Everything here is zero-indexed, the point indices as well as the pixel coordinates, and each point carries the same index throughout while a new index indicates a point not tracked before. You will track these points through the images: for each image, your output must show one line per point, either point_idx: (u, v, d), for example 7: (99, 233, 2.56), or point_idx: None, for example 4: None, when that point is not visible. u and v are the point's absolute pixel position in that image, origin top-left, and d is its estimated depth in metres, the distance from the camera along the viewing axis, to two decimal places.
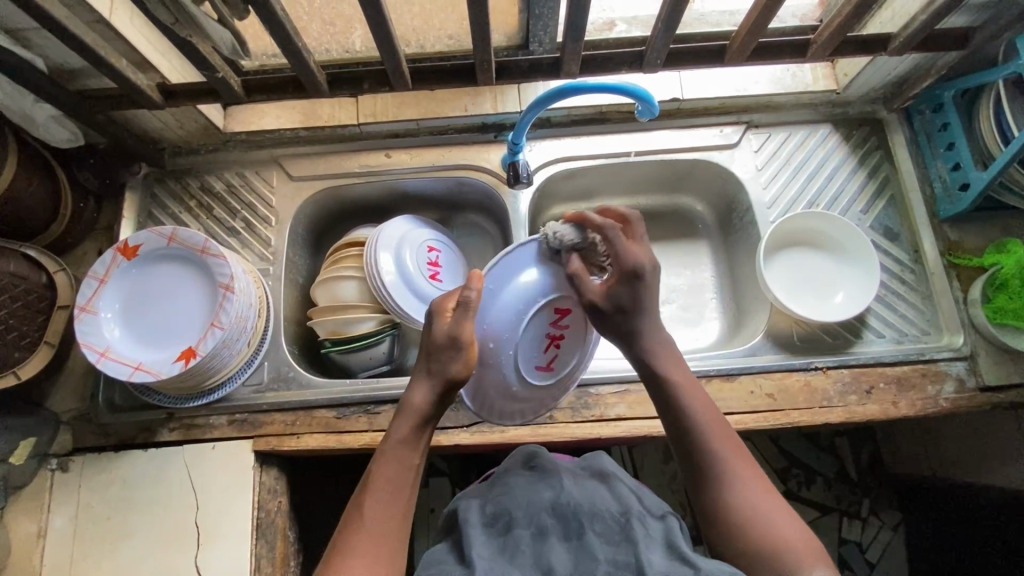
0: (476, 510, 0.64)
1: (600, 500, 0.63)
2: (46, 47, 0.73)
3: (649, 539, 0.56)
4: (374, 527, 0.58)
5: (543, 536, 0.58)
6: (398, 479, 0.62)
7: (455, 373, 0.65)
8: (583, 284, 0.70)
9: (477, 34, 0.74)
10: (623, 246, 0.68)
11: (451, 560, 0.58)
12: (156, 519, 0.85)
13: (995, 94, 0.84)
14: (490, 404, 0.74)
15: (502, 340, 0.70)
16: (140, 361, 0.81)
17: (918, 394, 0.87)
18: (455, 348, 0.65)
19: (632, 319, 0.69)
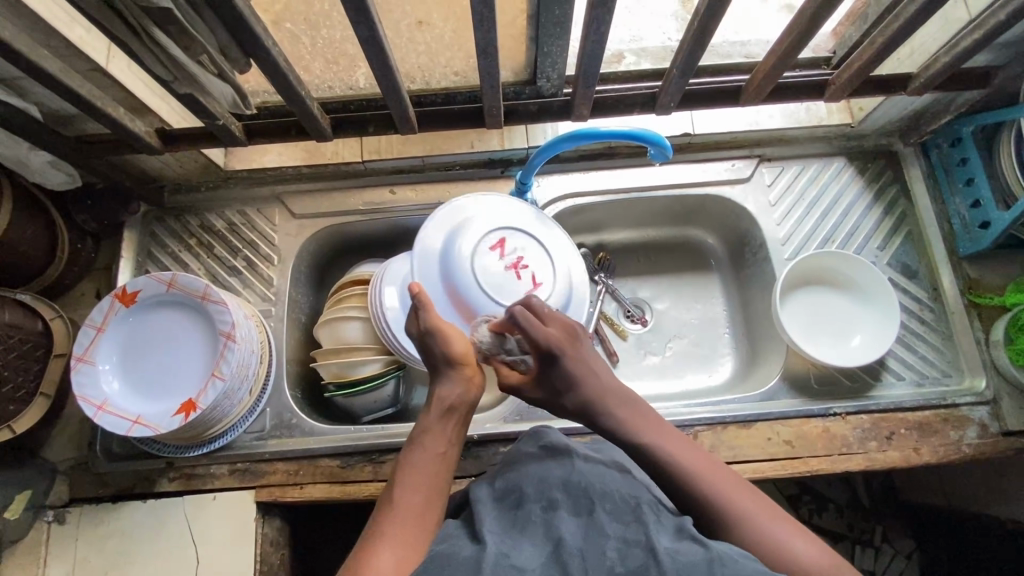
0: (486, 488, 0.60)
1: (611, 479, 0.58)
2: (41, 95, 0.71)
3: (661, 522, 0.53)
4: (404, 514, 0.56)
5: (554, 510, 0.54)
6: (430, 467, 0.61)
7: (447, 348, 0.68)
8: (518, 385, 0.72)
9: (486, 77, 0.72)
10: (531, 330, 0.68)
11: (460, 534, 0.54)
12: (154, 573, 0.82)
13: (1016, 130, 0.81)
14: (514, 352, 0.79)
15: (468, 294, 0.79)
16: (139, 414, 0.79)
17: (941, 440, 0.85)
18: (443, 332, 0.68)
19: (577, 394, 0.67)
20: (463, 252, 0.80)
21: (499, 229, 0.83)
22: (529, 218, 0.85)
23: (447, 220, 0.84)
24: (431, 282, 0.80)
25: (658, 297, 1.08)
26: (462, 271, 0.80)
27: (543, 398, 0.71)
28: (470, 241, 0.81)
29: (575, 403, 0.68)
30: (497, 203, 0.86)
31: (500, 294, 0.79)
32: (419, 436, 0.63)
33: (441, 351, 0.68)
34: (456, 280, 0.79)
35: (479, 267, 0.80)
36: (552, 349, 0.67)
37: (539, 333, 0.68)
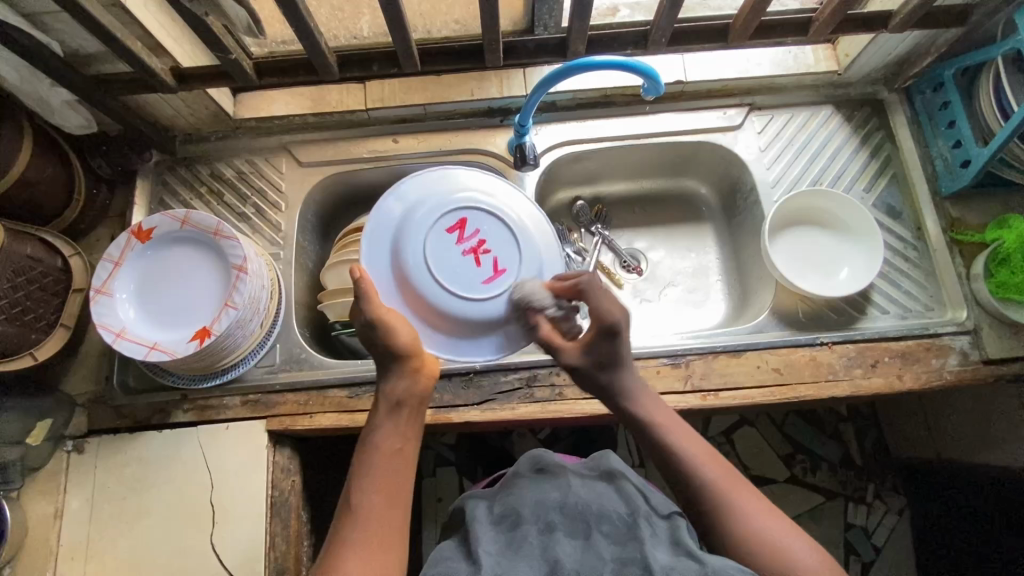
0: (484, 511, 0.66)
1: (608, 502, 0.64)
2: (63, 31, 0.75)
3: (656, 539, 0.58)
4: (366, 516, 0.59)
5: (551, 532, 0.59)
6: (392, 465, 0.63)
7: (390, 343, 0.67)
8: (559, 347, 0.74)
9: (487, 13, 0.75)
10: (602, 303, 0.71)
11: (458, 556, 0.59)
12: (170, 498, 0.86)
13: (994, 71, 0.85)
14: (438, 331, 0.74)
15: (419, 281, 0.72)
16: (155, 341, 0.83)
17: (923, 368, 0.88)
18: (381, 323, 0.67)
19: (614, 373, 0.72)
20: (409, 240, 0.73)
21: (460, 208, 0.76)
22: (488, 183, 0.79)
23: (402, 198, 0.76)
24: (377, 271, 0.74)
25: (654, 247, 1.11)
26: (412, 259, 0.73)
27: (579, 368, 0.73)
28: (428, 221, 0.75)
29: (609, 381, 0.72)
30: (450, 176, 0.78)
31: (451, 279, 0.73)
32: (375, 434, 0.65)
33: (384, 343, 0.67)
34: (407, 268, 0.73)
35: (429, 244, 0.74)
36: (612, 324, 0.69)
37: (606, 305, 0.70)
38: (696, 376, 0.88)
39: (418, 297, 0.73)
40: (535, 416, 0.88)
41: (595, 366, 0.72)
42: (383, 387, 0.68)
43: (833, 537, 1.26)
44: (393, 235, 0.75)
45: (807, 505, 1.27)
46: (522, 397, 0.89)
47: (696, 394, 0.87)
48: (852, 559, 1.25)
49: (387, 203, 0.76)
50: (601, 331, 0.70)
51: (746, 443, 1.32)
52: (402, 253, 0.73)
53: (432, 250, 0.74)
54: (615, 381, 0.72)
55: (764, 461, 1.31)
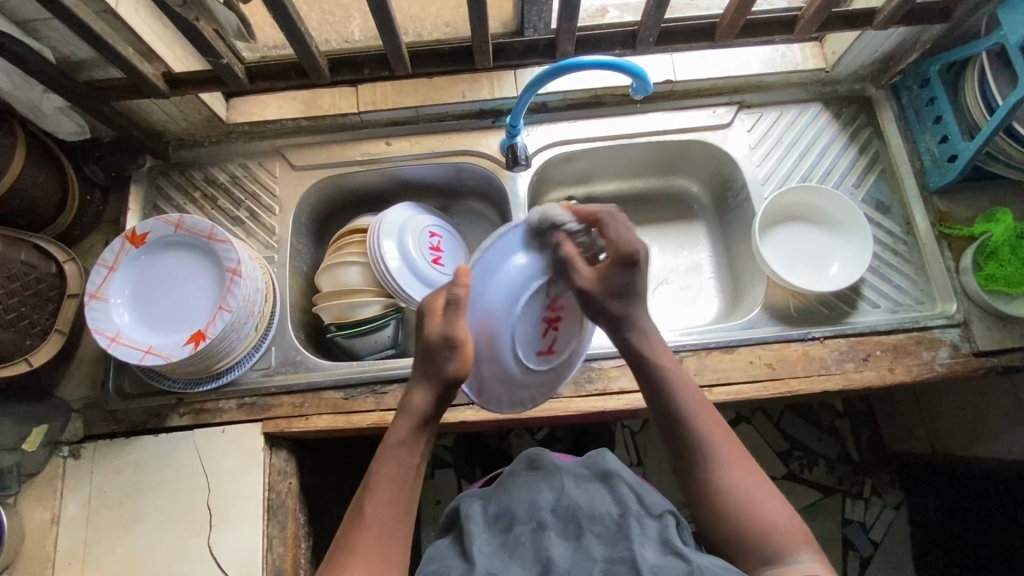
0: (478, 509, 0.66)
1: (600, 502, 0.64)
2: (55, 38, 0.76)
3: (645, 536, 0.58)
4: (374, 526, 0.60)
5: (542, 531, 0.60)
6: (399, 479, 0.63)
7: (453, 372, 0.64)
8: (576, 268, 0.70)
9: (476, 16, 0.76)
10: (623, 233, 0.71)
11: (452, 555, 0.60)
12: (167, 502, 0.86)
13: (979, 68, 0.86)
14: (490, 392, 0.73)
15: (503, 336, 0.70)
16: (150, 345, 0.83)
17: (914, 360, 0.89)
18: (451, 348, 0.65)
19: (628, 303, 0.72)
20: (517, 288, 0.69)
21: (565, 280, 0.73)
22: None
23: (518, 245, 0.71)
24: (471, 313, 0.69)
25: (646, 246, 1.12)
26: (505, 314, 0.69)
27: (590, 292, 0.70)
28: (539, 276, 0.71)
29: (625, 310, 0.72)
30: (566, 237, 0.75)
31: (527, 349, 0.73)
32: (393, 447, 0.65)
33: (442, 367, 0.65)
34: (507, 304, 0.69)
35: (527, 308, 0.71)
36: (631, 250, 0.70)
37: (585, 264, 0.70)
38: (689, 372, 0.89)
39: (493, 360, 0.71)
40: (529, 415, 0.88)
41: (609, 293, 0.71)
42: (415, 402, 0.66)
43: (830, 533, 1.26)
44: (505, 281, 0.69)
45: (804, 502, 1.28)
46: None
47: None
48: (849, 555, 1.25)
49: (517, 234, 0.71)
50: (618, 258, 0.70)
51: (743, 440, 1.32)
52: (499, 295, 0.69)
53: (530, 307, 0.71)
54: (630, 311, 0.73)
55: (761, 458, 1.31)
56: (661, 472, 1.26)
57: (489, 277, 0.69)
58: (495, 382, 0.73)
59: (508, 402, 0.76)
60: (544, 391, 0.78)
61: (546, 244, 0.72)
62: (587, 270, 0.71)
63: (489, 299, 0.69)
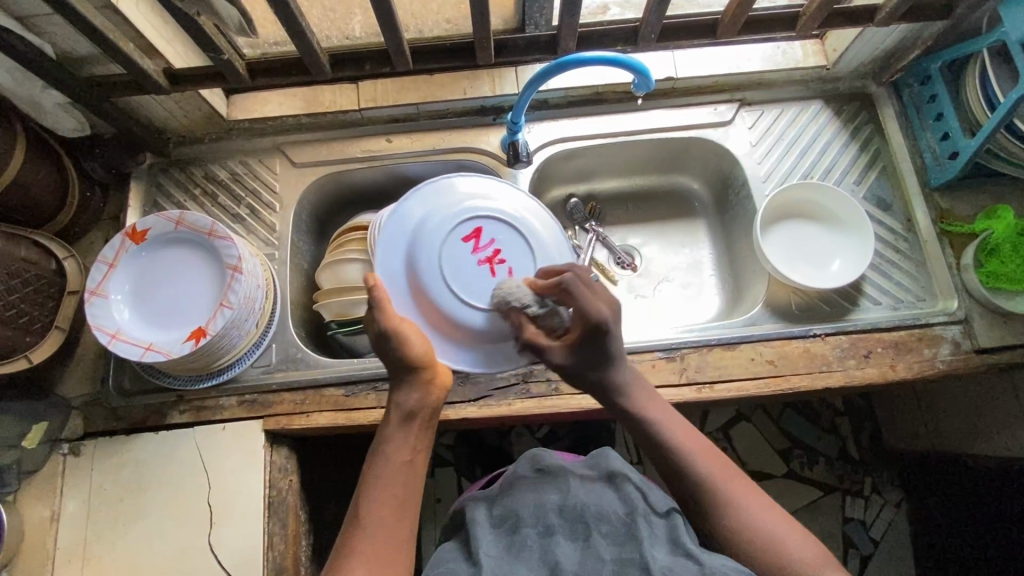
0: (482, 513, 0.66)
1: (607, 501, 0.64)
2: (55, 33, 0.76)
3: (654, 536, 0.59)
4: (371, 526, 0.60)
5: (550, 535, 0.60)
6: (397, 479, 0.64)
7: (407, 357, 0.68)
8: (545, 354, 0.72)
9: (477, 12, 0.76)
10: (586, 301, 0.70)
11: (458, 558, 0.60)
12: (167, 499, 0.86)
13: (980, 65, 0.86)
14: (453, 346, 0.80)
15: (431, 286, 0.78)
16: (151, 342, 0.83)
17: (915, 357, 0.89)
18: (396, 336, 0.68)
19: (608, 369, 0.72)
20: (421, 237, 0.80)
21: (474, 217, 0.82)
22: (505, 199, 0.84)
23: (418, 203, 0.82)
24: (390, 274, 0.80)
25: (647, 243, 1.12)
26: (423, 263, 0.79)
27: (566, 369, 0.72)
28: (439, 230, 0.80)
29: (602, 377, 0.72)
30: (465, 189, 0.84)
31: (468, 290, 0.79)
32: (384, 445, 0.66)
33: (398, 356, 0.68)
34: (419, 263, 0.79)
35: (445, 252, 0.79)
36: (595, 324, 0.69)
37: (591, 302, 0.70)
38: (691, 369, 0.89)
39: (435, 309, 0.79)
40: (531, 411, 0.88)
41: (585, 366, 0.72)
42: (395, 398, 0.69)
43: (831, 531, 1.26)
44: (406, 236, 0.80)
45: (805, 500, 1.28)
46: (518, 392, 0.89)
47: (690, 386, 0.88)
48: (850, 553, 1.25)
49: (406, 206, 0.82)
50: (582, 329, 0.70)
51: (743, 438, 1.32)
52: (410, 250, 0.80)
53: (448, 250, 0.80)
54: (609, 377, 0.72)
55: (761, 456, 1.31)
56: (662, 471, 1.26)
57: (393, 238, 0.80)
58: (450, 333, 0.79)
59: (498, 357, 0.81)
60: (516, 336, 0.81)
61: (511, 323, 0.76)
62: (560, 350, 0.72)
63: (402, 256, 0.80)
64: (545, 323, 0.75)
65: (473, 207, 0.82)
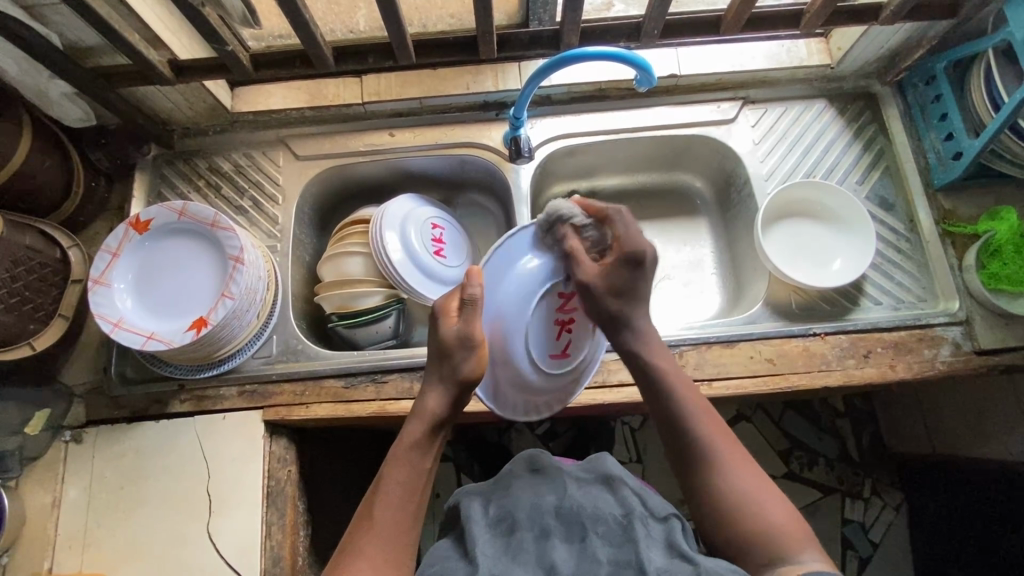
0: (478, 510, 0.66)
1: (604, 504, 0.63)
2: (62, 24, 0.76)
3: (651, 540, 0.59)
4: (383, 529, 0.61)
5: (546, 537, 0.60)
6: (410, 481, 0.65)
7: (470, 373, 0.68)
8: (582, 263, 0.71)
9: (480, 5, 0.76)
10: (630, 231, 0.73)
11: (454, 555, 0.60)
12: (167, 488, 0.87)
13: (985, 64, 0.86)
14: (506, 397, 0.75)
15: (513, 342, 0.72)
16: (153, 331, 0.83)
17: (915, 358, 0.89)
18: (469, 349, 0.68)
19: (625, 302, 0.72)
20: (527, 288, 0.71)
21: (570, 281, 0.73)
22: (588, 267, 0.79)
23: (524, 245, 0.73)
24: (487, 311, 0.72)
25: (649, 241, 1.12)
26: (514, 315, 0.71)
27: (593, 287, 0.70)
28: (535, 286, 0.71)
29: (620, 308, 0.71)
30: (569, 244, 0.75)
31: (539, 354, 0.73)
32: (407, 451, 0.66)
33: (455, 368, 0.68)
34: (510, 314, 0.71)
35: (536, 312, 0.72)
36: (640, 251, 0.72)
37: (636, 237, 0.73)
38: (690, 366, 0.89)
39: (505, 364, 0.73)
40: None
41: (611, 291, 0.71)
42: (428, 402, 0.69)
43: (829, 532, 1.26)
44: (515, 279, 0.71)
45: (804, 501, 1.28)
46: None
47: None
48: (848, 554, 1.25)
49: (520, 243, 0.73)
50: (624, 257, 0.71)
51: (743, 438, 1.32)
52: (513, 288, 0.71)
53: (540, 306, 0.72)
54: (626, 311, 0.72)
55: (760, 455, 1.31)
56: (661, 470, 1.26)
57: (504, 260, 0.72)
58: (511, 387, 0.74)
59: (523, 408, 0.77)
60: (560, 397, 0.78)
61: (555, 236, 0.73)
62: (592, 267, 0.71)
63: (503, 291, 0.71)
64: (586, 241, 0.75)
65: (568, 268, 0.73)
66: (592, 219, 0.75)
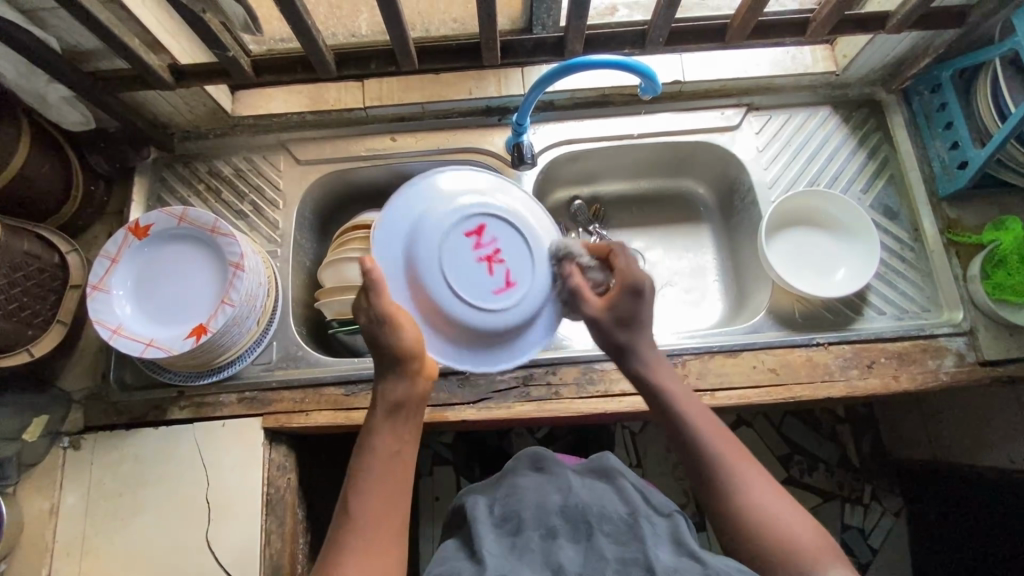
0: (485, 512, 0.66)
1: (608, 503, 0.64)
2: (60, 27, 0.75)
3: (657, 537, 0.58)
4: (371, 518, 0.60)
5: (553, 537, 0.59)
6: (389, 468, 0.63)
7: (397, 343, 0.65)
8: (586, 300, 0.74)
9: (484, 12, 0.75)
10: (633, 266, 0.74)
11: (461, 553, 0.60)
12: (166, 494, 0.86)
13: (992, 73, 0.85)
14: (453, 342, 0.72)
15: (431, 284, 0.70)
16: (152, 337, 0.82)
17: (918, 368, 0.88)
18: (389, 322, 0.65)
19: (634, 331, 0.73)
20: (433, 231, 0.71)
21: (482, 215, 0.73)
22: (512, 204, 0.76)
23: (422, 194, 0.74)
24: (387, 263, 0.71)
25: (651, 247, 1.12)
26: (427, 258, 0.71)
27: (600, 322, 0.73)
28: (444, 224, 0.72)
29: (628, 340, 0.73)
30: (490, 185, 0.76)
31: (467, 290, 0.71)
32: (379, 435, 0.64)
33: (385, 344, 0.65)
34: (421, 258, 0.71)
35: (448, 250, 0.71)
36: (641, 284, 0.72)
37: (637, 271, 0.73)
38: (692, 376, 0.88)
39: (433, 309, 0.71)
40: (530, 415, 0.88)
41: (618, 323, 0.73)
42: (382, 386, 0.66)
43: (829, 538, 1.26)
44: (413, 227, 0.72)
45: (804, 507, 1.27)
46: (518, 395, 0.89)
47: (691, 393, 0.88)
48: (848, 560, 1.25)
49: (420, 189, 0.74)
50: (624, 287, 0.72)
51: (743, 443, 1.32)
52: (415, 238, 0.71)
53: (453, 245, 0.72)
54: (633, 341, 0.73)
55: (761, 461, 1.31)
56: (661, 475, 1.26)
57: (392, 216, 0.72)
58: (448, 329, 0.72)
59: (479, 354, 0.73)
60: (515, 335, 0.74)
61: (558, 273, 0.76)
62: (595, 302, 0.74)
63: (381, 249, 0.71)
64: (591, 276, 0.76)
65: (482, 201, 0.74)
66: (597, 259, 0.77)
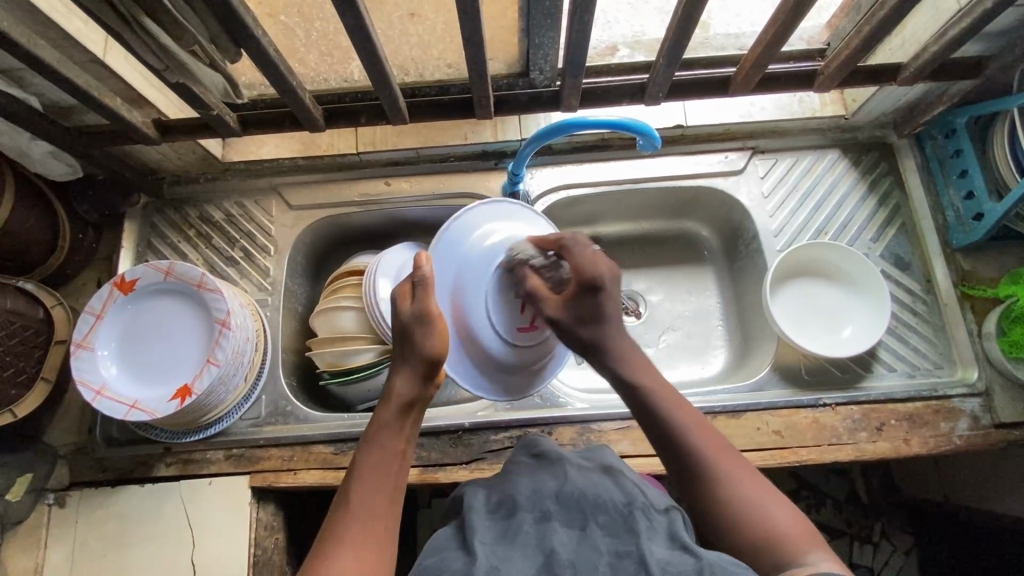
0: (480, 498, 0.59)
1: (604, 489, 0.57)
2: (41, 86, 0.74)
3: (653, 530, 0.52)
4: (360, 516, 0.57)
5: (546, 522, 0.53)
6: (385, 464, 0.61)
7: (429, 347, 0.65)
8: (541, 300, 0.69)
9: (475, 69, 0.72)
10: (583, 255, 0.68)
11: (452, 545, 0.53)
12: (151, 552, 0.84)
13: (1008, 122, 0.81)
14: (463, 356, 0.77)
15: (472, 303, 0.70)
16: (136, 399, 0.80)
17: (931, 432, 0.85)
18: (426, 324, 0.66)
19: (599, 329, 0.69)
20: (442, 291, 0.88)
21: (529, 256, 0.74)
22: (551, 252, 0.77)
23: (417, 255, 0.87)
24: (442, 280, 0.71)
25: (653, 290, 1.08)
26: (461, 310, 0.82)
27: (558, 321, 0.69)
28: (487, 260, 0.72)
29: (591, 336, 0.68)
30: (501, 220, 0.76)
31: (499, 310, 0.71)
32: (378, 431, 0.63)
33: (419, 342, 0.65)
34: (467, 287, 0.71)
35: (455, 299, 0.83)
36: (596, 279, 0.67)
37: (589, 262, 0.68)
38: None
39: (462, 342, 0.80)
40: None
41: (578, 320, 0.68)
42: (395, 386, 0.66)
43: None
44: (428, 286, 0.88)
45: None
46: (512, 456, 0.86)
47: None
48: None
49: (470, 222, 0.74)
50: (580, 282, 0.68)
51: None
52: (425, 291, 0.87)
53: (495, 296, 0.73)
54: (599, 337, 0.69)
55: None
56: None
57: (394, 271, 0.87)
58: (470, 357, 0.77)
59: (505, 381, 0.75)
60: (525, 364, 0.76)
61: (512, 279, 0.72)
62: (553, 300, 0.69)
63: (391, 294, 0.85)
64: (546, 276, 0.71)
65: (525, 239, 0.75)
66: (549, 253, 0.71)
